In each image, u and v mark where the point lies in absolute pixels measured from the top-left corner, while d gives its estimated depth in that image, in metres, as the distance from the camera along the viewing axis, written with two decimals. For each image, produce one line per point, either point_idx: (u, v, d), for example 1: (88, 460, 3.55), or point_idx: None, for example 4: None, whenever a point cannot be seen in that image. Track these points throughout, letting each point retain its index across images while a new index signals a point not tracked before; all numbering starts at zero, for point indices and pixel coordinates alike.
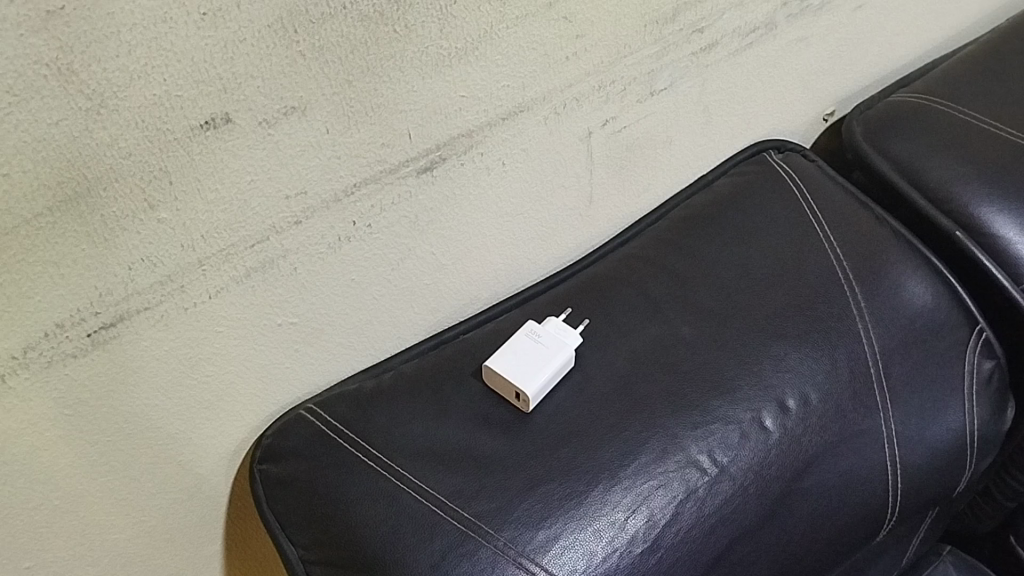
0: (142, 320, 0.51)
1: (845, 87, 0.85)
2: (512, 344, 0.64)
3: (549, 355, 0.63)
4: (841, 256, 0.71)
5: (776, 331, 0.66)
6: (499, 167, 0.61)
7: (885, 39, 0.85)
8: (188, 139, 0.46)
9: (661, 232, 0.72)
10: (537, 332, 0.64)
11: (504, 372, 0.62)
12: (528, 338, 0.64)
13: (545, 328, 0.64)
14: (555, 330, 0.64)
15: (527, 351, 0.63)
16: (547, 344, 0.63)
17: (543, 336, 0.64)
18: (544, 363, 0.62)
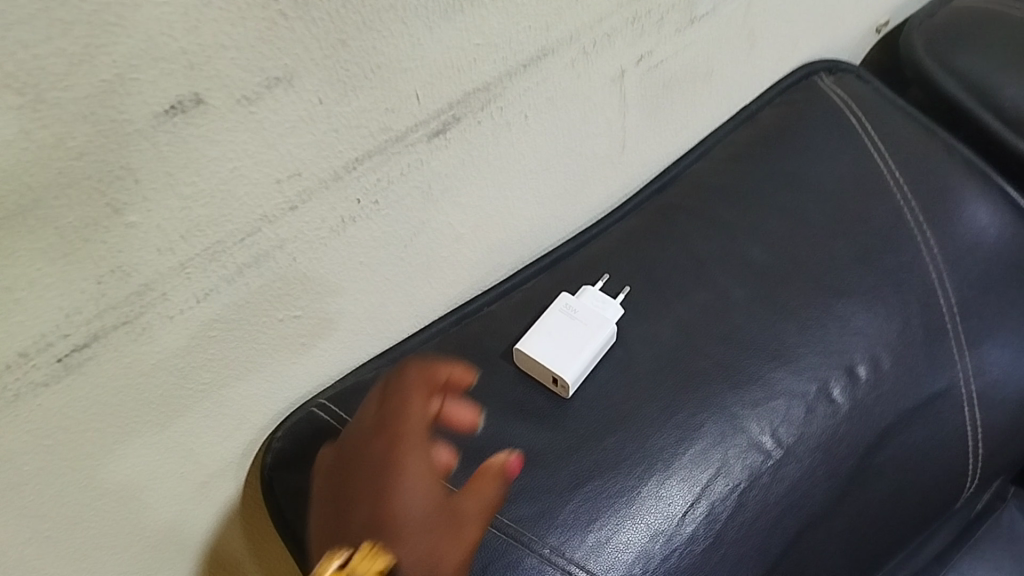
0: (121, 335, 0.44)
1: None
2: (544, 322, 0.56)
3: (587, 333, 0.56)
4: (908, 195, 0.63)
5: (841, 288, 0.59)
6: (520, 121, 0.53)
7: None
8: (152, 129, 0.37)
9: (703, 176, 0.64)
10: (571, 307, 0.57)
11: (537, 357, 0.55)
12: (561, 314, 0.57)
13: (580, 300, 0.57)
14: (593, 303, 0.57)
15: (562, 330, 0.56)
16: (584, 320, 0.56)
17: (579, 311, 0.57)
18: (582, 343, 0.55)
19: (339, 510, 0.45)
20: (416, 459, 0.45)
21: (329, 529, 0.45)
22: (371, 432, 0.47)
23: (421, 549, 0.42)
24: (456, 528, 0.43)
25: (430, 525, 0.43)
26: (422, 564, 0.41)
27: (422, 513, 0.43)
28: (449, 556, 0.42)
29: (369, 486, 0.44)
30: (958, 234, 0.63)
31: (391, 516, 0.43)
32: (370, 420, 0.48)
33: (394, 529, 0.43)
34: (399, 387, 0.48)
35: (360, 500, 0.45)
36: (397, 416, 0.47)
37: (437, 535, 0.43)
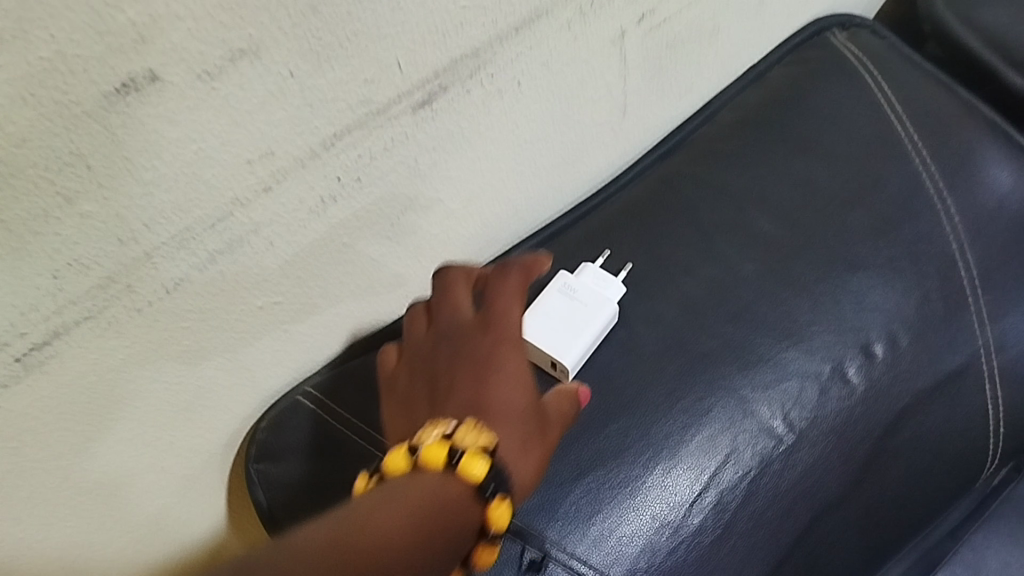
0: (85, 331, 0.40)
1: None
2: (545, 300, 0.52)
3: (588, 314, 0.52)
4: (928, 160, 0.59)
5: (856, 261, 0.56)
6: (513, 88, 0.49)
7: None
8: (103, 111, 0.34)
9: (709, 142, 0.61)
10: (571, 286, 0.53)
11: (540, 341, 0.50)
12: (561, 294, 0.53)
13: (580, 279, 0.53)
14: (593, 282, 0.54)
15: (563, 310, 0.52)
16: (586, 301, 0.53)
17: (578, 291, 0.53)
18: (584, 326, 0.52)
19: (428, 388, 0.44)
20: (513, 355, 0.45)
21: (413, 401, 0.44)
22: (464, 323, 0.46)
23: (518, 436, 0.42)
24: (543, 426, 0.43)
25: (525, 418, 0.43)
26: (516, 449, 0.41)
27: (519, 406, 0.43)
28: (536, 447, 0.43)
29: (466, 372, 0.44)
30: (981, 201, 0.59)
31: (491, 401, 0.42)
32: (460, 311, 0.47)
33: (494, 415, 0.42)
34: (492, 289, 0.48)
35: (453, 382, 0.44)
36: (494, 312, 0.46)
37: (529, 427, 0.43)
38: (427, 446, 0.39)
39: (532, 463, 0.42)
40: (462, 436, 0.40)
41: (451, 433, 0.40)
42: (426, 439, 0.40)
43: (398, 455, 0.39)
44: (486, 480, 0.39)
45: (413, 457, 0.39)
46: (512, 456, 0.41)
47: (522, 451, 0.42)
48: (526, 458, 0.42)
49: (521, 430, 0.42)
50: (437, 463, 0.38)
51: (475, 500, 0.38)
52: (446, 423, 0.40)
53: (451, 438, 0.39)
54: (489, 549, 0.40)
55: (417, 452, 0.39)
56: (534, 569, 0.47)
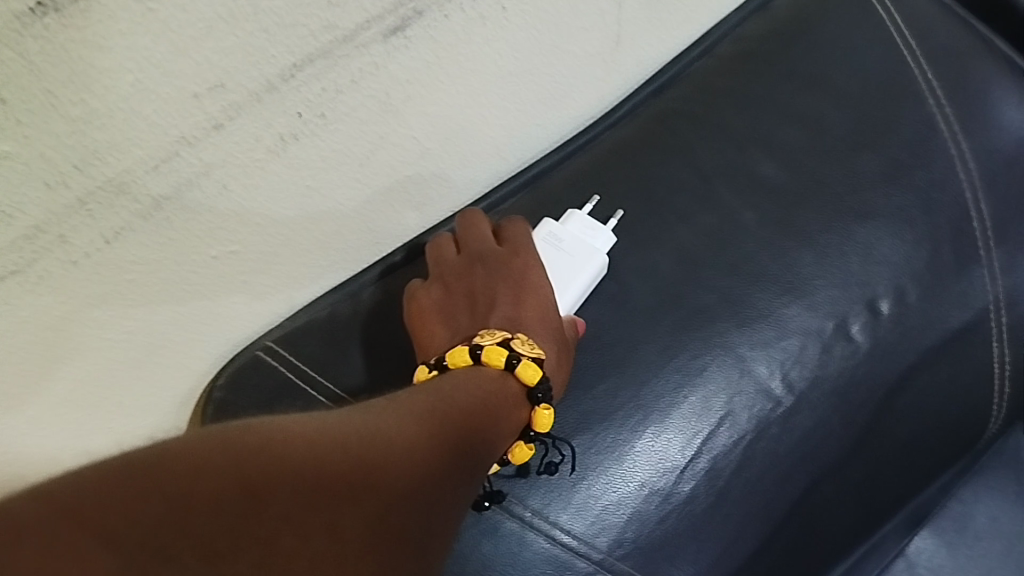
0: (12, 288, 0.35)
1: None
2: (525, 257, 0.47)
3: (575, 269, 0.48)
4: (943, 103, 0.55)
5: (863, 209, 0.52)
6: (496, 14, 0.44)
7: None
8: (17, 36, 0.29)
9: (707, 77, 0.56)
10: (555, 236, 0.48)
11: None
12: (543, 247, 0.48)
13: (565, 228, 0.49)
14: (579, 230, 0.49)
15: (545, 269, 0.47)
16: (571, 256, 0.48)
17: (564, 241, 0.48)
18: (569, 286, 0.47)
19: (465, 303, 0.45)
20: (542, 276, 0.46)
21: (451, 311, 0.44)
22: (495, 245, 0.46)
23: (554, 349, 0.43)
24: (568, 346, 0.45)
25: (556, 333, 0.44)
26: (555, 362, 0.43)
27: (556, 322, 0.44)
28: (566, 363, 0.44)
29: (503, 285, 0.44)
30: (995, 144, 0.55)
31: (529, 318, 0.43)
32: (487, 235, 0.47)
33: (533, 328, 0.43)
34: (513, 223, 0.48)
35: (493, 296, 0.44)
36: (519, 237, 0.47)
37: (561, 342, 0.44)
38: (489, 345, 0.40)
39: (559, 379, 0.43)
40: (522, 341, 0.41)
41: (509, 340, 0.41)
42: (486, 340, 0.41)
43: (459, 353, 0.40)
44: (541, 386, 0.40)
45: (475, 354, 0.40)
46: (550, 370, 0.42)
47: (556, 363, 0.43)
48: (558, 372, 0.43)
49: (556, 345, 0.43)
50: (500, 363, 0.40)
51: (524, 401, 0.40)
52: (503, 332, 0.41)
53: (511, 343, 0.41)
54: (526, 447, 0.41)
55: (480, 350, 0.40)
56: (547, 481, 0.44)
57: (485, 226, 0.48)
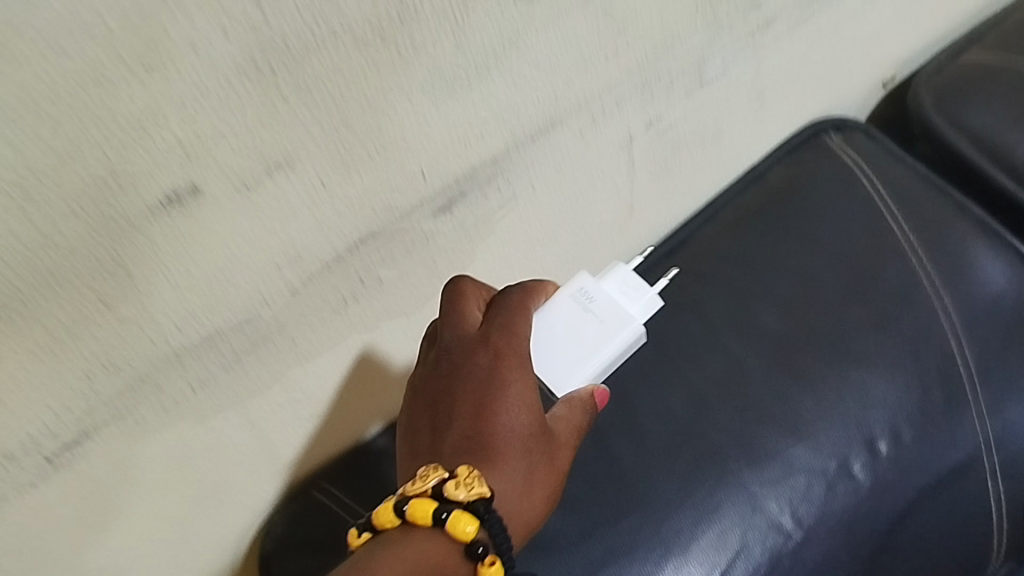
0: (112, 432, 0.41)
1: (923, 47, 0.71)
2: (559, 308, 0.50)
3: (607, 329, 0.51)
4: (924, 261, 0.61)
5: (859, 356, 0.57)
6: (528, 192, 0.51)
7: None
8: (146, 224, 0.36)
9: (711, 240, 0.63)
10: (588, 294, 0.52)
11: (549, 361, 0.48)
12: (577, 301, 0.51)
13: (596, 292, 0.52)
14: (612, 293, 0.53)
15: (577, 321, 0.50)
16: (604, 317, 0.52)
17: (595, 303, 0.52)
18: (607, 342, 0.50)
19: (434, 409, 0.44)
20: (518, 373, 0.44)
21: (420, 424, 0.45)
22: (468, 345, 0.45)
23: (520, 474, 0.42)
24: (551, 450, 0.44)
25: (527, 450, 0.43)
26: (516, 488, 0.42)
27: (521, 440, 0.42)
28: (538, 480, 0.43)
29: (467, 398, 0.43)
30: (976, 298, 0.61)
31: (487, 440, 0.42)
32: (473, 319, 0.46)
33: (490, 456, 0.42)
34: (502, 299, 0.47)
35: (455, 411, 0.43)
36: (500, 335, 0.44)
37: (534, 458, 0.43)
38: (416, 500, 0.40)
39: (535, 496, 0.43)
40: (456, 488, 0.39)
41: (442, 486, 0.40)
42: (417, 489, 0.40)
43: (389, 508, 0.40)
44: (477, 539, 0.38)
45: (403, 510, 0.40)
46: (508, 500, 0.42)
47: (518, 490, 0.42)
48: (531, 496, 0.43)
49: (524, 465, 0.42)
50: (424, 521, 0.39)
51: (459, 558, 0.39)
52: (440, 472, 0.40)
53: (444, 492, 0.39)
54: None
55: (406, 506, 0.40)
56: None
57: (474, 307, 0.46)
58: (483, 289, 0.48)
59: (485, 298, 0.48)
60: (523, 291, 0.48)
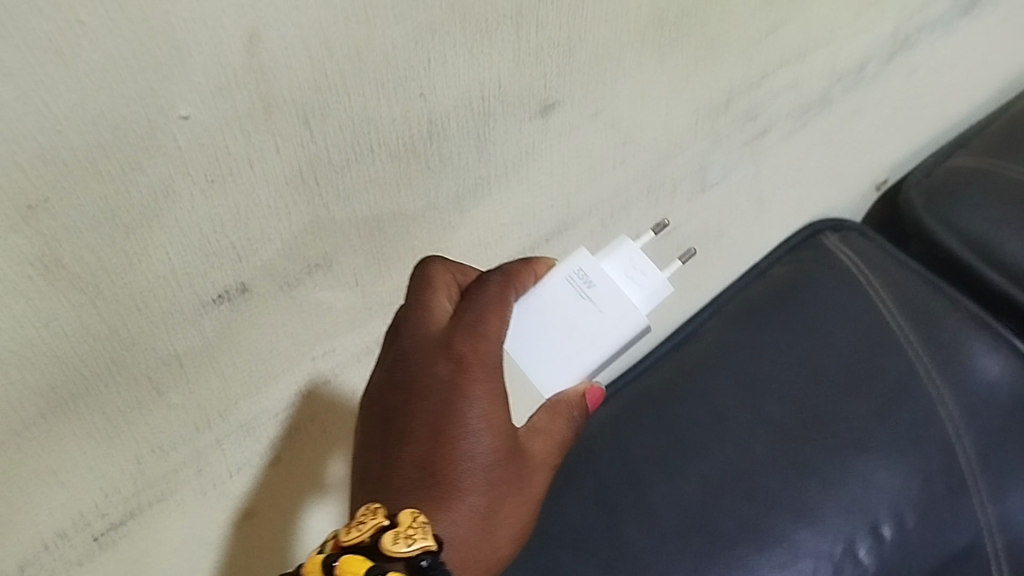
0: (155, 513, 0.44)
1: (913, 152, 0.75)
2: (547, 292, 0.40)
3: (603, 328, 0.40)
4: (920, 353, 0.64)
5: (860, 443, 0.60)
6: None
7: (964, 99, 0.76)
8: (200, 317, 0.39)
9: (716, 334, 0.66)
10: (585, 274, 0.41)
11: (528, 356, 0.39)
12: (570, 284, 0.40)
13: (592, 277, 0.41)
14: (615, 278, 0.42)
15: (565, 312, 0.40)
16: (603, 307, 0.40)
17: (591, 292, 0.41)
18: (603, 341, 0.39)
19: (386, 421, 0.39)
20: (484, 386, 0.37)
21: (372, 434, 0.39)
22: (430, 349, 0.38)
23: (478, 508, 0.37)
24: (524, 473, 0.38)
25: (489, 479, 0.37)
26: (476, 527, 0.37)
27: (484, 470, 0.37)
28: (505, 512, 0.38)
29: (425, 417, 0.37)
30: (976, 393, 0.64)
31: (443, 472, 0.37)
32: (437, 314, 0.39)
33: (445, 490, 0.37)
34: (477, 294, 0.38)
35: (409, 431, 0.38)
36: (468, 343, 0.37)
37: (499, 487, 0.37)
38: (349, 555, 0.34)
39: (502, 528, 0.38)
40: (397, 540, 0.34)
41: (382, 539, 0.34)
42: (352, 538, 0.35)
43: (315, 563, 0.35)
44: None
45: (332, 567, 0.34)
46: (466, 538, 0.37)
47: (477, 525, 0.37)
48: (493, 531, 0.38)
49: (485, 498, 0.37)
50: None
51: None
52: (380, 518, 0.35)
53: (381, 546, 0.34)
54: None
55: (337, 562, 0.34)
56: None
57: (440, 297, 0.39)
58: (452, 274, 0.40)
59: (456, 282, 0.40)
60: (501, 283, 0.39)
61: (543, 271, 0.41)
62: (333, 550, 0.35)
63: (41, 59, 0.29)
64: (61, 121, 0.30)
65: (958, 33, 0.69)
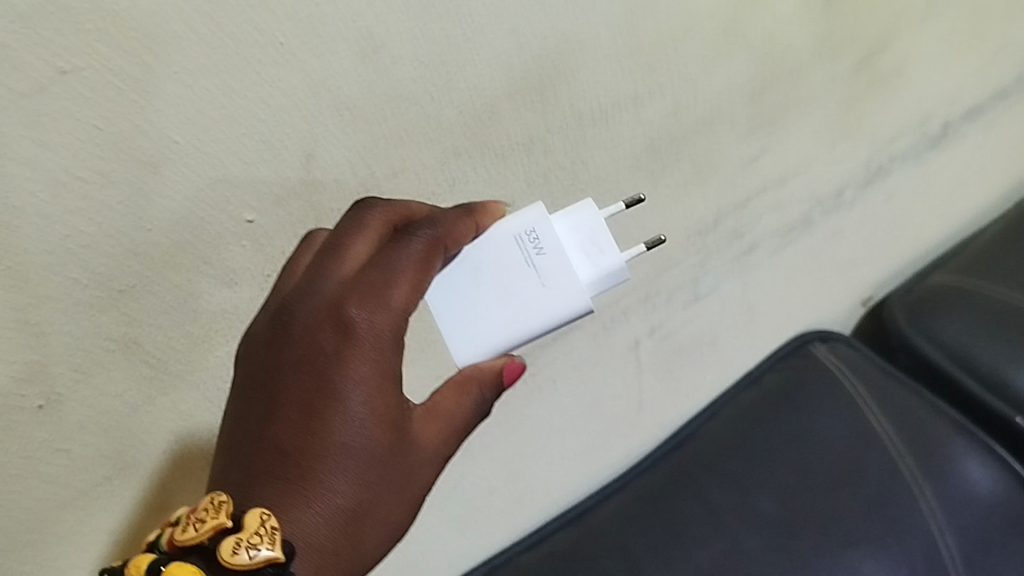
0: None
1: (895, 269, 0.81)
2: (492, 248, 0.38)
3: (536, 303, 0.38)
4: (905, 455, 0.69)
5: (850, 538, 0.64)
6: (549, 385, 0.60)
7: (938, 223, 0.82)
8: None
9: (712, 435, 0.70)
10: (536, 238, 0.39)
11: (454, 317, 0.38)
12: (518, 245, 0.38)
13: (543, 241, 0.38)
14: (569, 246, 0.39)
15: (504, 276, 0.38)
16: (547, 281, 0.38)
17: (537, 259, 0.38)
18: (533, 316, 0.38)
19: (260, 384, 0.34)
20: (374, 363, 0.33)
21: (243, 395, 0.34)
22: (324, 309, 0.33)
23: (343, 507, 0.33)
24: (407, 465, 0.35)
25: (366, 471, 0.33)
26: (338, 526, 0.33)
27: (357, 458, 0.33)
28: (377, 510, 0.34)
29: (300, 389, 0.33)
30: (959, 499, 0.68)
31: (308, 458, 0.32)
32: (345, 259, 0.34)
33: (310, 478, 0.32)
34: (392, 250, 0.34)
35: (280, 404, 0.33)
36: (369, 311, 0.33)
37: (374, 480, 0.34)
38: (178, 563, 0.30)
39: (372, 532, 0.34)
40: (237, 550, 0.30)
41: (219, 546, 0.30)
42: (185, 539, 0.31)
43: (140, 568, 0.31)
44: None
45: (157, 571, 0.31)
46: (324, 539, 0.33)
47: (340, 526, 0.33)
48: (358, 534, 0.34)
49: (354, 496, 0.33)
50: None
51: None
52: (221, 518, 0.31)
53: (218, 557, 0.30)
54: None
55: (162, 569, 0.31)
56: None
57: (357, 239, 0.35)
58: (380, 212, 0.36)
59: (389, 220, 0.36)
60: (431, 239, 0.35)
61: (490, 224, 0.38)
62: (167, 548, 0.32)
63: (142, 171, 0.36)
64: (150, 221, 0.38)
65: (928, 164, 0.77)
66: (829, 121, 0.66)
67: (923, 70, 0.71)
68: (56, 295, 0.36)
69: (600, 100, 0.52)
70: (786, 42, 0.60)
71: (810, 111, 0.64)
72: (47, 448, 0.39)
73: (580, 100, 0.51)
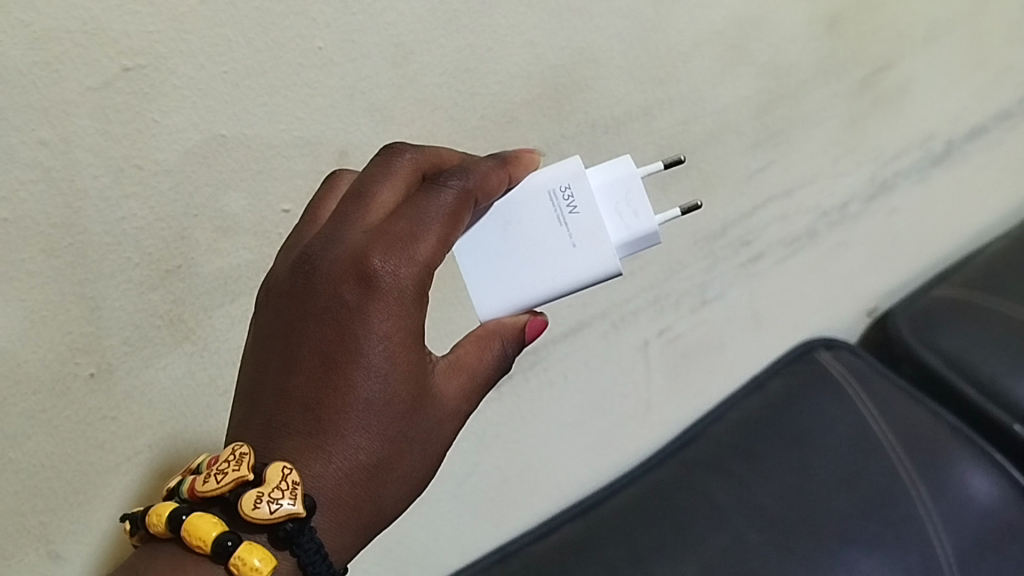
0: None
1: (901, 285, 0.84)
2: (529, 202, 0.42)
3: (567, 261, 0.41)
4: (903, 457, 0.71)
5: (844, 535, 0.67)
6: (561, 380, 0.63)
7: (943, 240, 0.85)
8: None
9: (720, 435, 0.73)
10: (571, 195, 0.42)
11: (485, 269, 0.41)
12: (553, 202, 0.42)
13: (579, 198, 0.42)
14: (603, 204, 0.43)
15: (538, 232, 0.42)
16: (577, 241, 0.42)
17: (571, 216, 0.42)
18: (563, 273, 0.41)
19: (285, 336, 0.36)
20: (397, 319, 0.36)
21: (269, 343, 0.37)
22: (347, 263, 0.36)
23: (361, 462, 0.36)
24: (425, 419, 0.38)
25: (385, 425, 0.36)
26: (357, 480, 0.36)
27: (377, 412, 0.36)
28: (394, 466, 0.37)
29: (323, 343, 0.36)
30: (958, 503, 0.71)
31: (330, 414, 0.35)
32: (370, 213, 0.37)
33: (332, 431, 0.35)
34: (417, 206, 0.37)
35: (304, 356, 0.36)
36: (392, 266, 0.36)
37: (393, 434, 0.37)
38: (200, 516, 0.34)
39: (389, 486, 0.37)
40: (259, 504, 0.33)
41: (242, 500, 0.33)
42: (207, 490, 0.34)
43: (164, 515, 0.34)
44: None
45: (179, 521, 0.34)
46: (343, 491, 0.36)
47: (359, 479, 0.36)
48: (376, 485, 0.37)
49: (374, 450, 0.36)
50: (203, 546, 0.33)
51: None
52: (242, 472, 0.34)
53: (240, 510, 0.33)
54: None
55: (184, 519, 0.34)
56: None
57: (383, 191, 0.38)
58: (408, 163, 0.39)
59: (413, 170, 0.39)
60: (459, 194, 0.37)
61: (524, 175, 0.42)
62: (190, 495, 0.35)
63: (192, 162, 0.41)
64: (197, 208, 0.42)
65: (933, 181, 0.80)
66: (836, 136, 0.70)
67: (927, 91, 0.74)
68: (111, 273, 0.40)
69: (613, 110, 0.55)
70: (791, 61, 0.63)
71: (817, 126, 0.68)
72: (95, 414, 0.42)
73: (594, 110, 0.54)
